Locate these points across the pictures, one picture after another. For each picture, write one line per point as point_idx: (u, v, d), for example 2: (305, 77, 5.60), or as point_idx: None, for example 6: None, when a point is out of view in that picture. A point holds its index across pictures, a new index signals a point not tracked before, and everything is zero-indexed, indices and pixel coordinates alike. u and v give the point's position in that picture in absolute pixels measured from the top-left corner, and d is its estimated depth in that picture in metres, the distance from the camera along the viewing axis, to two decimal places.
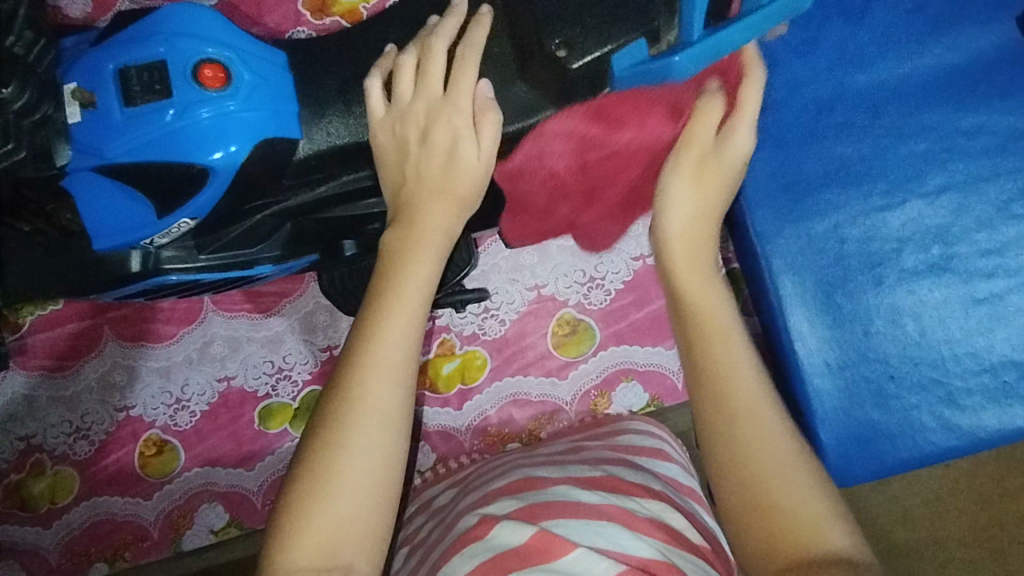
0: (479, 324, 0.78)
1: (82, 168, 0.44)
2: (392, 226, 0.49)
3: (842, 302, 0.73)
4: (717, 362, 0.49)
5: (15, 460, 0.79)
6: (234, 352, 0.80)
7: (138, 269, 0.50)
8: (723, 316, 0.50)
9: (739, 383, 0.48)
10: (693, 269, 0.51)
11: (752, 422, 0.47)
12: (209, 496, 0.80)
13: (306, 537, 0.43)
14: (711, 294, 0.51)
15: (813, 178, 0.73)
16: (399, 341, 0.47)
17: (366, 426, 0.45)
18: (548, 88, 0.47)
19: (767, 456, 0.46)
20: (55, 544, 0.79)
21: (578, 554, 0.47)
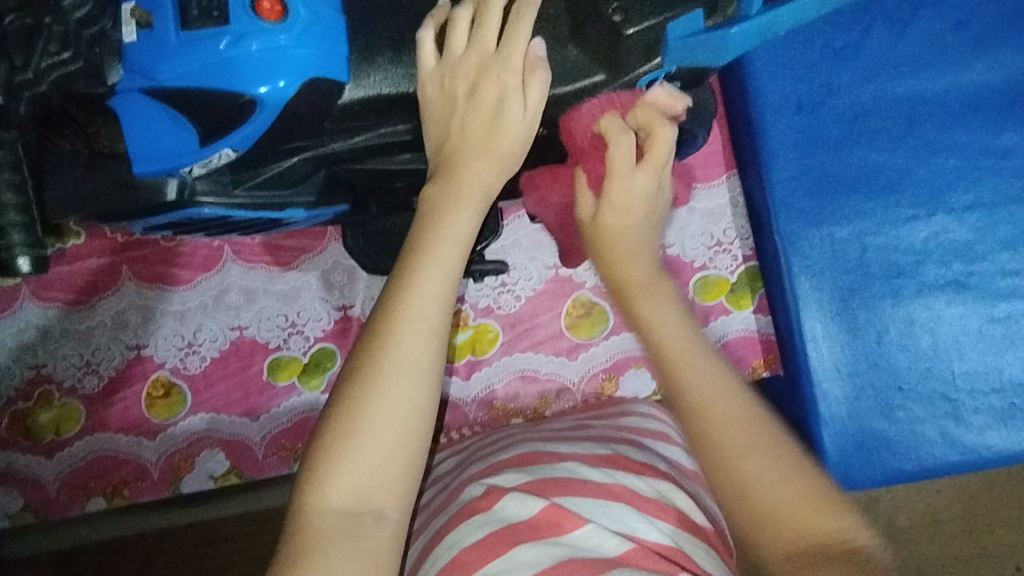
0: (494, 298, 0.79)
1: (133, 88, 0.44)
2: (432, 180, 0.49)
3: (858, 308, 0.73)
4: (692, 386, 0.52)
5: (24, 389, 0.81)
6: (250, 302, 0.80)
7: (174, 199, 0.49)
8: (682, 335, 0.55)
9: (717, 388, 0.52)
10: (711, 387, 0.52)
11: (755, 431, 0.50)
12: (210, 443, 0.80)
13: (341, 480, 0.44)
14: (675, 329, 0.55)
15: (840, 183, 0.74)
16: (433, 294, 0.47)
17: (399, 378, 0.46)
18: (598, 52, 0.48)
19: (769, 460, 0.48)
20: (55, 476, 0.81)
21: (588, 530, 0.50)
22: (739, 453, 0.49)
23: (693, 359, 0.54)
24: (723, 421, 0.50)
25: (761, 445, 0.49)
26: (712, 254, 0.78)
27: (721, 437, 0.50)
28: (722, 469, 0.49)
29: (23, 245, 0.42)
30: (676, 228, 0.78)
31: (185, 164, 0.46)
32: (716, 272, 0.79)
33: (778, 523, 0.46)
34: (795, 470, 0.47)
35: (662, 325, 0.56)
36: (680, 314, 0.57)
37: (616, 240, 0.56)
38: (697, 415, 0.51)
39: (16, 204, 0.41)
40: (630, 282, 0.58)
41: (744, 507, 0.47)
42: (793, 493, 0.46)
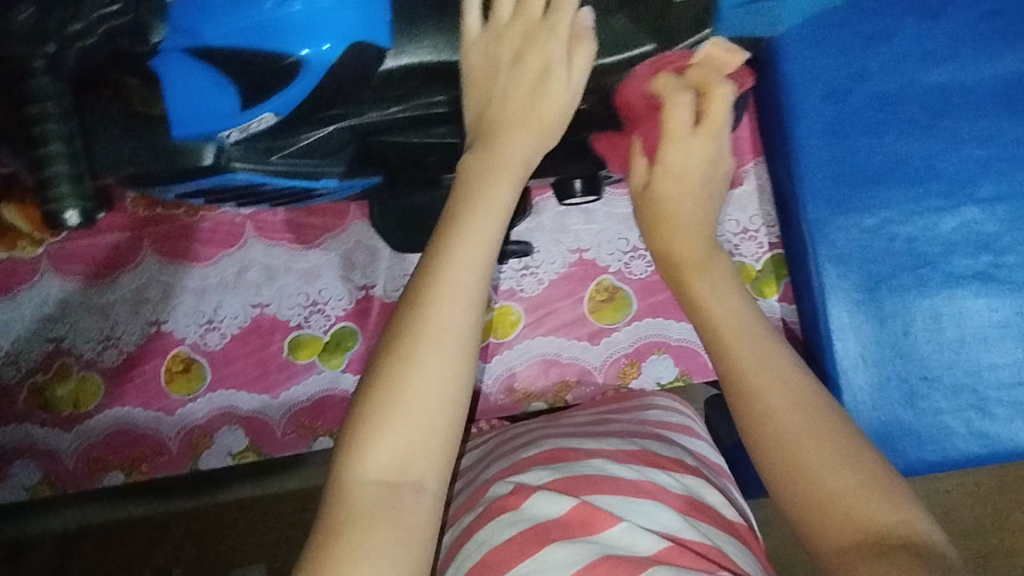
0: (517, 280, 0.78)
1: (174, 49, 0.44)
2: (471, 151, 0.48)
3: (886, 299, 0.72)
4: (745, 369, 0.48)
5: (42, 362, 0.80)
6: (271, 280, 0.80)
7: (210, 164, 0.48)
8: (734, 315, 0.51)
9: (762, 361, 0.48)
10: (774, 377, 0.47)
11: (819, 417, 0.45)
12: (230, 419, 0.80)
13: (379, 450, 0.42)
14: (728, 309, 0.51)
15: (871, 171, 0.73)
16: (475, 253, 0.45)
17: (438, 343, 0.43)
18: (645, 23, 0.49)
19: (830, 449, 0.44)
20: (73, 449, 0.81)
21: (622, 528, 0.50)
22: (801, 446, 0.44)
23: (747, 337, 0.50)
24: (782, 407, 0.46)
25: (825, 433, 0.45)
26: (738, 242, 0.81)
27: (782, 429, 0.45)
28: (776, 456, 0.45)
29: (73, 198, 0.43)
30: None
31: (225, 128, 0.46)
32: (742, 259, 0.81)
33: (833, 514, 0.42)
34: (858, 463, 0.43)
35: (716, 309, 0.52)
36: (734, 295, 0.52)
37: (671, 208, 0.55)
38: (754, 405, 0.47)
39: (63, 154, 0.42)
40: (681, 257, 0.55)
41: (801, 499, 0.43)
42: (857, 487, 0.42)
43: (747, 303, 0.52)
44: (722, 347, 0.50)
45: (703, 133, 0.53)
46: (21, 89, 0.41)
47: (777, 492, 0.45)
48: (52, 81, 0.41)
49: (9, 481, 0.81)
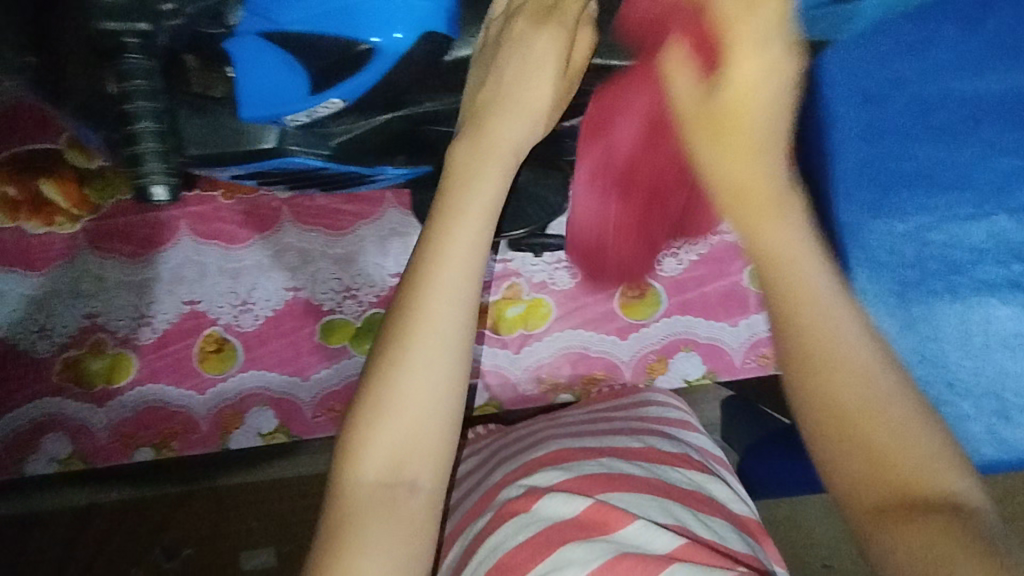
0: (550, 273, 0.79)
1: (251, 31, 0.46)
2: (458, 143, 0.53)
3: (915, 304, 0.73)
4: (800, 313, 0.50)
5: (77, 336, 0.82)
6: (306, 264, 0.81)
7: (270, 147, 0.50)
8: (810, 282, 0.50)
9: (828, 311, 0.49)
10: (826, 321, 0.49)
11: (865, 373, 0.47)
12: (261, 400, 0.81)
13: (374, 451, 0.47)
14: (785, 243, 0.53)
15: (903, 177, 0.74)
16: (457, 265, 0.49)
17: (425, 352, 0.48)
18: None
19: (878, 414, 0.46)
20: (105, 424, 0.81)
21: (638, 526, 0.52)
22: (855, 417, 0.46)
23: (811, 299, 0.50)
24: (841, 375, 0.47)
25: (870, 404, 0.46)
26: None
27: (835, 396, 0.47)
28: (828, 426, 0.47)
29: (160, 173, 0.46)
30: None
31: (288, 113, 0.47)
32: None
33: (886, 479, 0.44)
34: (898, 416, 0.46)
35: (776, 244, 0.53)
36: (796, 232, 0.53)
37: (741, 171, 0.56)
38: (803, 351, 0.49)
39: (152, 131, 0.45)
40: (736, 188, 0.55)
41: (857, 470, 0.45)
42: (896, 437, 0.45)
43: (805, 239, 0.53)
44: (787, 310, 0.50)
45: (754, 67, 0.55)
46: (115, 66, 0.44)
47: (827, 458, 0.47)
48: (143, 59, 0.44)
49: (40, 452, 0.82)
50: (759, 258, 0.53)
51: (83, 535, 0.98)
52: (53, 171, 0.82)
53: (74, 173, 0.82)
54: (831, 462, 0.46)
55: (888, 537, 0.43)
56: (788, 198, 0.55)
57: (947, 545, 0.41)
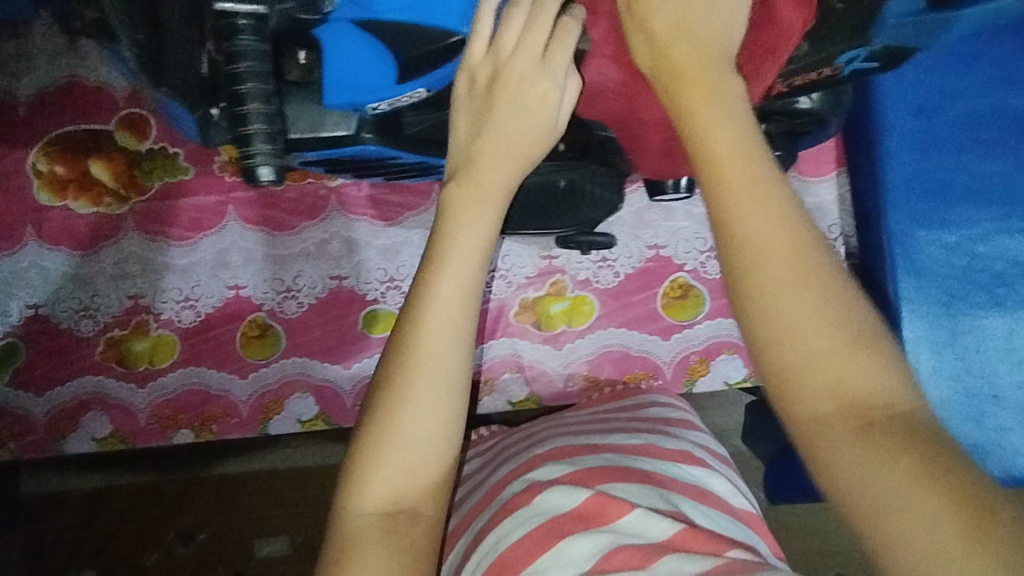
0: (594, 272, 0.80)
1: (344, 17, 0.44)
2: (455, 185, 0.52)
3: (960, 315, 0.74)
4: (743, 220, 0.40)
5: (121, 316, 0.82)
6: (351, 253, 0.82)
7: (351, 134, 0.52)
8: (761, 168, 0.41)
9: (779, 211, 0.40)
10: (772, 217, 0.40)
11: (822, 283, 0.39)
12: (301, 387, 0.82)
13: (375, 485, 0.46)
14: (734, 128, 0.42)
15: (953, 189, 0.74)
16: (452, 309, 0.48)
17: (427, 387, 0.47)
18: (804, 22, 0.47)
19: (835, 330, 0.38)
20: (146, 404, 0.82)
21: (635, 514, 0.51)
22: (811, 337, 0.38)
23: (760, 191, 0.40)
24: (786, 282, 0.39)
25: (833, 309, 0.39)
26: None
27: (785, 307, 0.39)
28: (778, 346, 0.39)
29: (266, 156, 0.44)
30: None
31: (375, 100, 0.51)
32: None
33: (840, 406, 0.37)
34: (849, 321, 0.39)
35: (717, 139, 0.42)
36: (737, 120, 0.42)
37: (695, 31, 0.44)
38: (746, 257, 0.40)
39: (262, 114, 0.43)
40: (697, 50, 0.44)
41: (815, 403, 0.38)
42: (848, 349, 0.38)
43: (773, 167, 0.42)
44: (726, 201, 0.41)
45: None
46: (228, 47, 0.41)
47: (783, 393, 0.39)
48: (256, 40, 0.42)
49: (80, 430, 0.82)
50: (693, 143, 0.43)
51: (96, 517, 0.94)
52: (102, 150, 0.82)
53: (123, 154, 0.82)
54: (777, 377, 0.39)
55: (864, 485, 0.36)
56: (725, 55, 0.44)
57: (923, 485, 0.34)
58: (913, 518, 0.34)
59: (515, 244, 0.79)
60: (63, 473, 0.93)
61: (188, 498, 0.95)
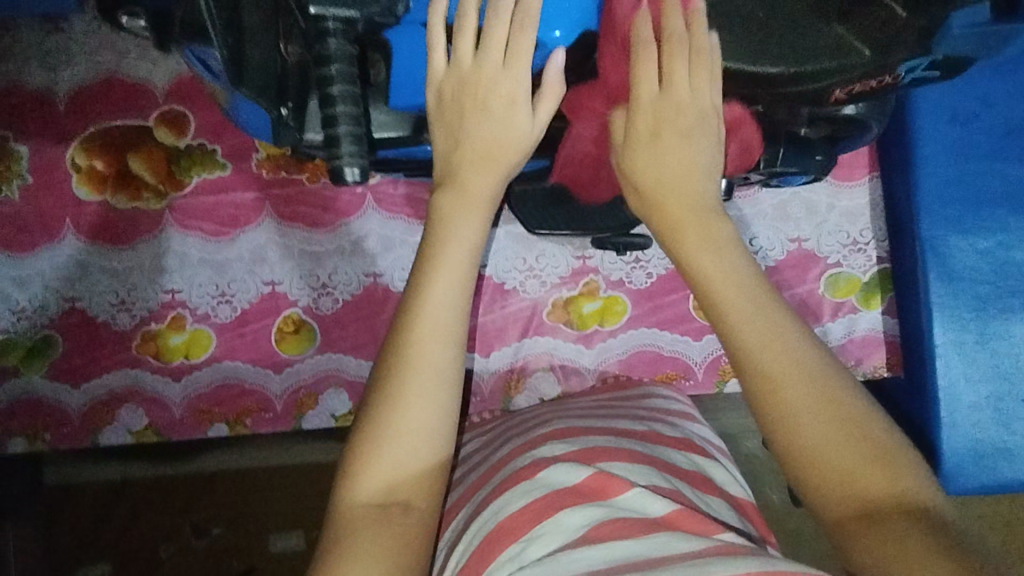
0: (627, 272, 0.81)
1: (416, 22, 0.51)
2: (443, 190, 0.55)
3: (991, 319, 0.75)
4: (741, 331, 0.49)
5: (157, 311, 0.83)
6: (386, 251, 0.83)
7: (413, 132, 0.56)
8: (751, 289, 0.51)
9: (774, 325, 0.49)
10: (774, 342, 0.48)
11: (818, 381, 0.47)
12: (335, 382, 0.84)
13: (370, 476, 0.49)
14: (725, 258, 0.52)
15: (986, 196, 0.75)
16: (442, 313, 0.52)
17: (421, 384, 0.51)
18: (867, 32, 0.48)
19: (835, 421, 0.46)
20: (181, 398, 0.83)
21: (636, 492, 0.51)
22: (814, 430, 0.46)
23: (753, 308, 0.50)
24: (790, 380, 0.47)
25: (829, 403, 0.46)
26: (847, 253, 0.83)
27: (789, 404, 0.47)
28: (785, 438, 0.46)
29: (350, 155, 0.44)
30: (814, 224, 0.82)
31: None
32: (850, 271, 0.83)
33: (850, 488, 0.44)
34: (852, 421, 0.46)
35: (725, 282, 0.51)
36: (735, 263, 0.52)
37: (678, 169, 0.55)
38: (763, 383, 0.48)
39: (350, 115, 0.44)
40: (679, 185, 0.55)
41: (826, 486, 0.45)
42: (855, 448, 0.45)
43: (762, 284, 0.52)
44: (727, 318, 0.50)
45: (675, 158, 0.55)
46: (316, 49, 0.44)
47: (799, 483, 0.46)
48: (345, 44, 0.44)
49: (116, 423, 0.83)
50: (697, 273, 0.53)
51: (117, 509, 0.93)
52: (141, 145, 0.82)
53: (162, 150, 0.83)
54: (794, 469, 0.46)
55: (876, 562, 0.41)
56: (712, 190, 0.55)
57: (928, 555, 0.40)
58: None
59: (550, 244, 0.80)
60: (85, 462, 0.92)
61: (209, 484, 0.94)
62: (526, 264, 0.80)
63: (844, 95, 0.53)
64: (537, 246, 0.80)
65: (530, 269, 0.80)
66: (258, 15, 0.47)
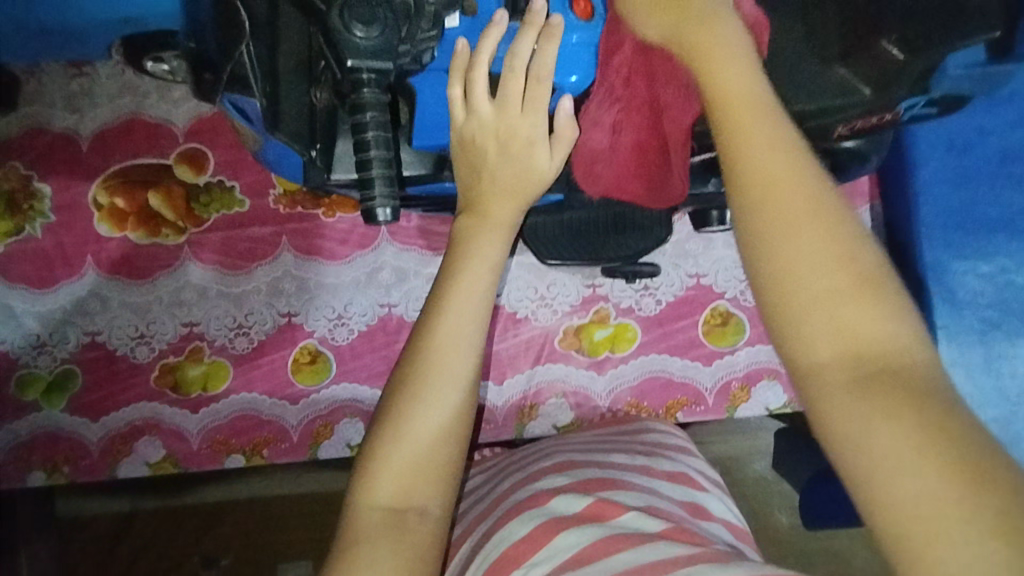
0: (636, 300, 0.82)
1: (440, 69, 0.54)
2: (463, 215, 0.58)
3: (996, 342, 0.76)
4: (768, 196, 0.41)
5: (176, 343, 0.84)
6: (400, 282, 0.85)
7: (434, 170, 0.59)
8: (787, 156, 0.42)
9: (806, 197, 0.41)
10: (784, 163, 0.41)
11: (852, 271, 0.39)
12: (350, 412, 0.85)
13: (387, 479, 0.50)
14: (755, 116, 0.43)
15: (985, 222, 0.77)
16: (461, 322, 0.54)
17: (439, 390, 0.52)
18: (868, 75, 0.50)
19: (865, 317, 0.38)
20: (198, 429, 0.84)
21: (633, 515, 0.53)
22: (838, 321, 0.38)
23: (785, 174, 0.41)
24: (818, 259, 0.39)
25: (863, 292, 0.38)
26: None
27: (811, 283, 0.39)
28: (804, 325, 0.39)
29: (384, 196, 0.46)
30: None
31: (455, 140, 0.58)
32: None
33: (874, 395, 0.36)
34: (859, 267, 0.39)
35: (735, 93, 0.44)
36: (749, 78, 0.44)
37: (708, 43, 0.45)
38: (778, 241, 0.40)
39: (383, 158, 0.45)
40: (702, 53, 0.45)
41: (843, 389, 0.37)
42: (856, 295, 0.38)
43: (799, 152, 0.42)
44: (754, 181, 0.41)
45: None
46: (351, 98, 0.46)
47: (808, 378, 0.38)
48: (378, 92, 0.45)
49: (133, 455, 0.84)
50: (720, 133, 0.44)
51: (128, 542, 0.92)
52: (161, 184, 0.85)
53: (181, 188, 0.85)
54: (804, 359, 0.39)
55: (888, 488, 0.34)
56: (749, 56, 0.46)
57: (955, 492, 0.32)
58: (882, 446, 0.35)
59: (561, 273, 0.82)
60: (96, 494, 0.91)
61: (217, 514, 0.94)
62: (537, 293, 0.82)
63: (846, 131, 0.56)
64: (548, 275, 0.82)
65: (541, 298, 0.82)
66: (291, 66, 0.50)
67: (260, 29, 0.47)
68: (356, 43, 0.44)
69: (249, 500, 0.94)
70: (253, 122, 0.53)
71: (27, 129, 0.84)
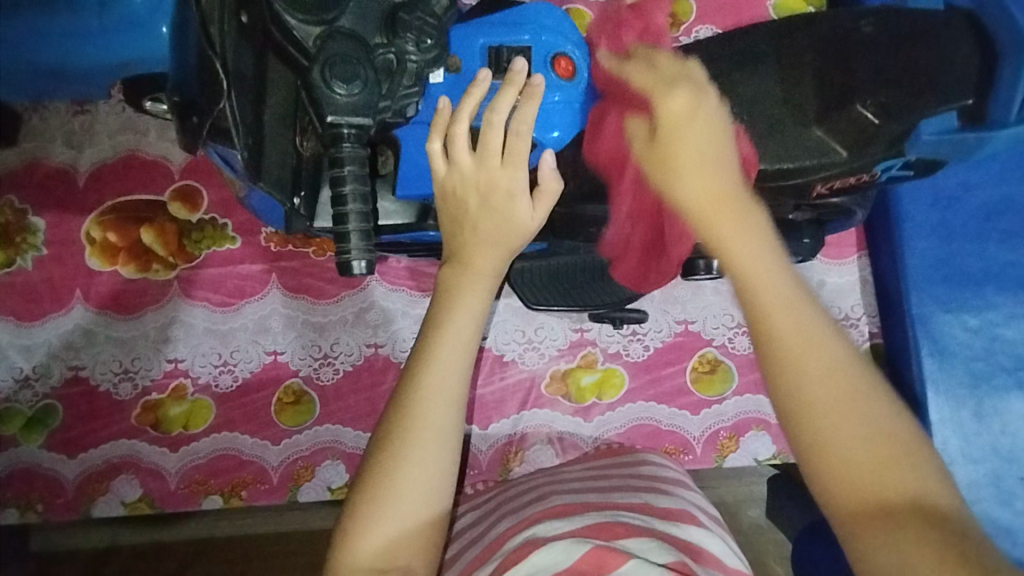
0: (624, 345, 0.82)
1: (424, 122, 0.55)
2: (446, 267, 0.57)
3: (984, 397, 0.75)
4: (771, 321, 0.45)
5: (159, 380, 0.83)
6: (388, 322, 0.85)
7: (418, 218, 0.60)
8: (781, 282, 0.45)
9: (802, 318, 0.45)
10: (798, 329, 0.45)
11: (846, 383, 0.44)
12: (333, 454, 0.84)
13: (370, 542, 0.50)
14: (748, 239, 0.47)
15: (971, 276, 0.77)
16: (446, 375, 0.54)
17: (424, 447, 0.52)
18: (844, 135, 0.53)
19: (859, 424, 0.44)
20: (177, 469, 0.83)
21: (634, 563, 0.49)
22: (840, 433, 0.43)
23: (781, 301, 0.45)
24: (817, 377, 0.44)
25: (854, 400, 0.44)
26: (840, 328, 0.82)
27: (817, 401, 0.44)
28: (813, 446, 0.44)
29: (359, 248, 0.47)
30: None
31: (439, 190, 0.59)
32: None
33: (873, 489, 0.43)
34: (868, 409, 0.44)
35: (747, 257, 0.46)
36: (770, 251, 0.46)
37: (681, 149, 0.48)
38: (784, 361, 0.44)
39: (360, 212, 0.46)
40: (695, 171, 0.48)
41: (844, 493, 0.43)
42: (868, 431, 0.43)
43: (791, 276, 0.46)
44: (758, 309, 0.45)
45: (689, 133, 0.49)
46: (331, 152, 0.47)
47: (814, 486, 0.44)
48: (358, 148, 0.47)
49: (110, 494, 0.82)
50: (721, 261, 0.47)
51: None
52: (153, 220, 0.85)
53: (174, 224, 0.86)
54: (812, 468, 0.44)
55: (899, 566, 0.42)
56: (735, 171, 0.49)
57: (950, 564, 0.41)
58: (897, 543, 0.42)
59: (548, 318, 0.82)
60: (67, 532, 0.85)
61: (191, 557, 0.87)
62: (524, 336, 0.81)
63: (826, 189, 0.58)
64: (536, 319, 0.82)
65: (528, 342, 0.81)
66: (277, 116, 0.51)
67: (245, 83, 0.48)
68: (338, 101, 0.45)
69: (225, 539, 0.87)
70: (234, 170, 0.54)
71: (24, 162, 0.85)
